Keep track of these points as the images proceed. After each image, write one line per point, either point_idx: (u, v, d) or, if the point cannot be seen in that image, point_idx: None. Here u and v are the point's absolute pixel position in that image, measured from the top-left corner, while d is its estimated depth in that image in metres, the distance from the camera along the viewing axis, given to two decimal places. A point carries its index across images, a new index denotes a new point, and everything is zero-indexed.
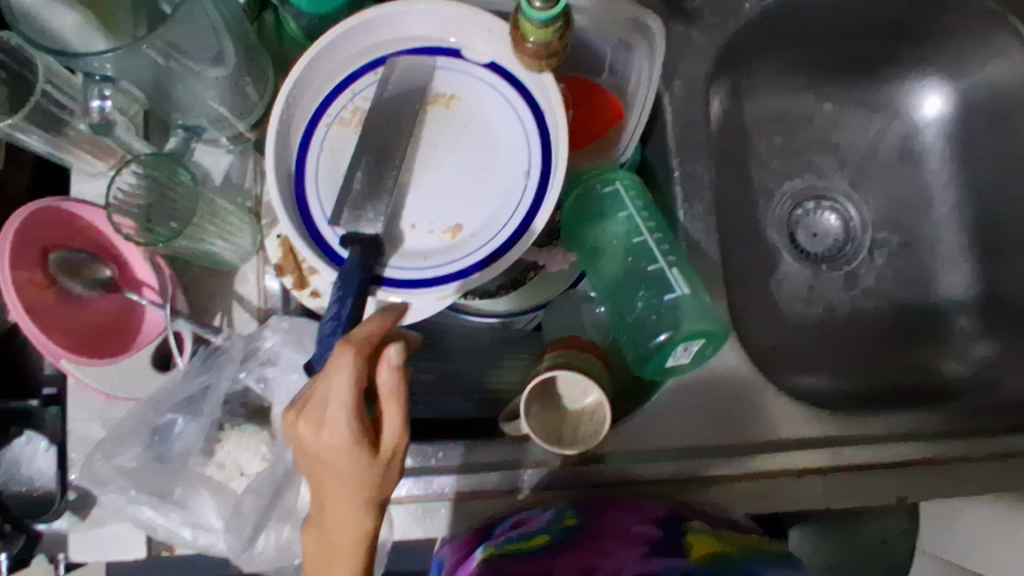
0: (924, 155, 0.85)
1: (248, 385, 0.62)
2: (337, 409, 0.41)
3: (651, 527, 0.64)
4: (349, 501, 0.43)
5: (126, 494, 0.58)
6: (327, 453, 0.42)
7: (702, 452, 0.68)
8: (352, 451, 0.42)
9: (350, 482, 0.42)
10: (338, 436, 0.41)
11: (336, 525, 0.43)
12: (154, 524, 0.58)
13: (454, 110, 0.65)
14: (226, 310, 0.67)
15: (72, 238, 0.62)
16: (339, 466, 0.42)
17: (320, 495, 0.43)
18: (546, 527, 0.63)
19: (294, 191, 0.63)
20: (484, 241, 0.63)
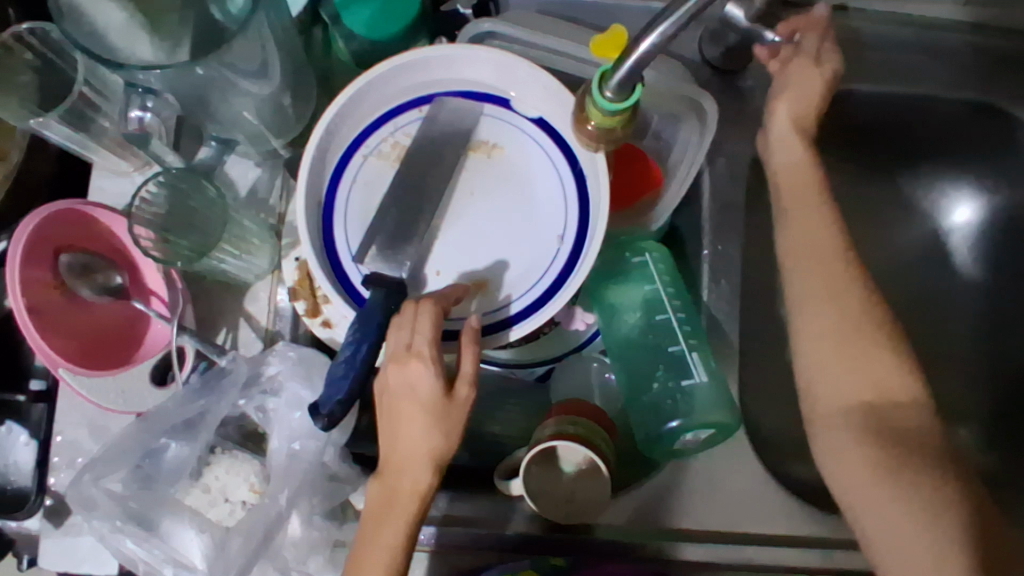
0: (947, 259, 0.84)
1: (247, 412, 0.61)
2: (422, 345, 0.53)
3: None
4: (423, 425, 0.54)
5: (110, 523, 0.55)
6: (412, 383, 0.53)
7: (696, 538, 0.66)
8: (432, 382, 0.53)
9: (425, 412, 0.53)
10: (423, 370, 0.53)
11: (412, 449, 0.54)
12: (136, 557, 0.55)
13: (495, 160, 0.64)
14: (233, 327, 0.65)
15: (89, 241, 0.59)
16: (420, 398, 0.53)
17: (395, 429, 0.54)
18: (533, 564, 0.65)
19: (322, 221, 0.62)
20: (509, 299, 0.62)
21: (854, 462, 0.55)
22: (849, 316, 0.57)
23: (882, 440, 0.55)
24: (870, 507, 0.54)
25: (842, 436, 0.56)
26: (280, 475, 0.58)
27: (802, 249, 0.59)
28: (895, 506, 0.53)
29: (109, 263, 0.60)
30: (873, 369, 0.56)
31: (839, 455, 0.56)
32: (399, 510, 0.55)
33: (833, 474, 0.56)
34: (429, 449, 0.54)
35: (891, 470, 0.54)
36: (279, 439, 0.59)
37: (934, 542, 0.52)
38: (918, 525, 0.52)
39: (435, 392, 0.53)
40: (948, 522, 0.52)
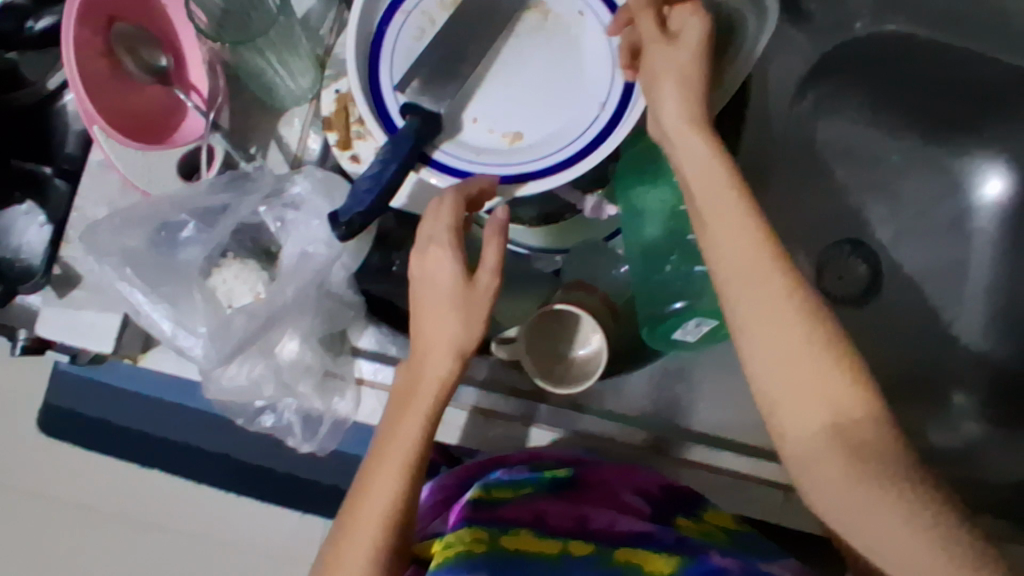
0: (973, 234, 0.84)
1: (265, 221, 0.61)
2: (442, 234, 0.53)
3: (640, 500, 0.63)
4: (442, 316, 0.53)
5: (120, 272, 0.57)
6: (432, 272, 0.53)
7: (687, 435, 0.67)
8: (452, 269, 0.53)
9: (447, 301, 0.53)
10: (444, 257, 0.53)
11: (433, 341, 0.53)
12: (140, 308, 0.57)
13: (550, 19, 0.63)
14: (263, 146, 0.66)
15: (141, 14, 0.60)
16: (440, 285, 0.53)
17: (419, 319, 0.54)
18: (534, 479, 0.61)
19: (369, 53, 0.62)
20: (539, 155, 0.62)
21: (770, 324, 0.47)
22: (712, 177, 0.50)
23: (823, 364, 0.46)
24: (779, 368, 0.47)
25: (761, 303, 0.47)
26: (288, 276, 0.57)
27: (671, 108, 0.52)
28: (810, 361, 0.46)
29: (156, 41, 0.61)
30: (727, 228, 0.49)
31: (767, 352, 0.47)
32: (418, 405, 0.54)
33: (760, 374, 0.48)
34: (448, 338, 0.53)
35: (832, 408, 0.46)
36: (293, 245, 0.59)
37: (828, 382, 0.46)
38: (812, 352, 0.46)
39: (457, 278, 0.52)
40: (855, 369, 0.46)
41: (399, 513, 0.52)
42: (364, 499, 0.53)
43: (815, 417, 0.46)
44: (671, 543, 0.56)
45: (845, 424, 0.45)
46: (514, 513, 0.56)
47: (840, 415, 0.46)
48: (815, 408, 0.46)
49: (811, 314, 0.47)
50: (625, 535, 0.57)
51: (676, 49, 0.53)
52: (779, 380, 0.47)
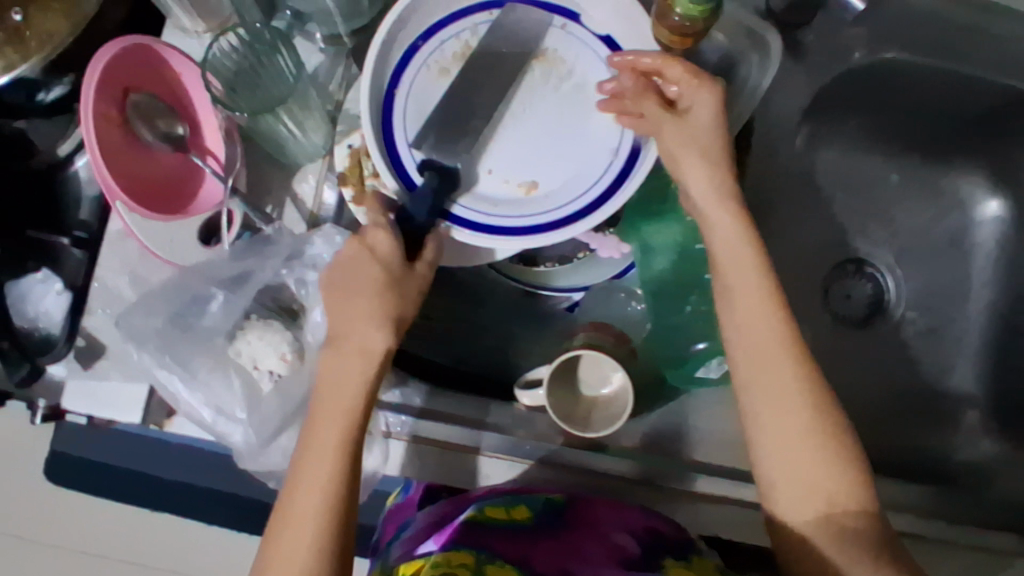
0: (973, 252, 0.86)
1: (287, 282, 0.61)
2: (373, 227, 0.57)
3: (629, 539, 0.63)
4: (369, 297, 0.56)
5: (157, 358, 0.58)
6: (361, 259, 0.56)
7: (699, 467, 0.67)
8: (384, 253, 0.56)
9: (376, 281, 0.56)
10: (376, 242, 0.56)
11: (364, 324, 0.56)
12: (178, 395, 0.58)
13: (558, 69, 0.64)
14: (278, 204, 0.66)
15: (156, 83, 0.60)
16: (379, 268, 0.56)
17: (341, 302, 0.56)
18: (532, 500, 0.65)
19: (383, 111, 0.63)
20: (556, 204, 0.63)
21: (778, 405, 0.55)
22: (741, 271, 0.57)
23: (825, 449, 0.54)
24: (782, 441, 0.54)
25: (776, 388, 0.55)
26: (316, 347, 0.58)
27: (705, 192, 0.58)
28: (811, 446, 0.54)
29: (172, 111, 0.61)
30: (754, 322, 0.56)
31: (776, 430, 0.55)
32: (348, 389, 0.55)
33: (768, 444, 0.55)
34: (382, 318, 0.56)
35: (823, 495, 0.53)
36: (318, 308, 0.59)
37: (824, 469, 0.54)
38: (811, 435, 0.54)
39: (389, 263, 0.56)
40: (847, 462, 0.54)
41: (337, 504, 0.53)
42: (298, 492, 0.54)
43: (810, 502, 0.54)
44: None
45: (837, 515, 0.53)
46: (501, 546, 0.61)
47: (832, 502, 0.53)
48: (812, 491, 0.54)
49: (819, 409, 0.55)
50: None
51: (697, 132, 0.59)
52: (783, 457, 0.54)
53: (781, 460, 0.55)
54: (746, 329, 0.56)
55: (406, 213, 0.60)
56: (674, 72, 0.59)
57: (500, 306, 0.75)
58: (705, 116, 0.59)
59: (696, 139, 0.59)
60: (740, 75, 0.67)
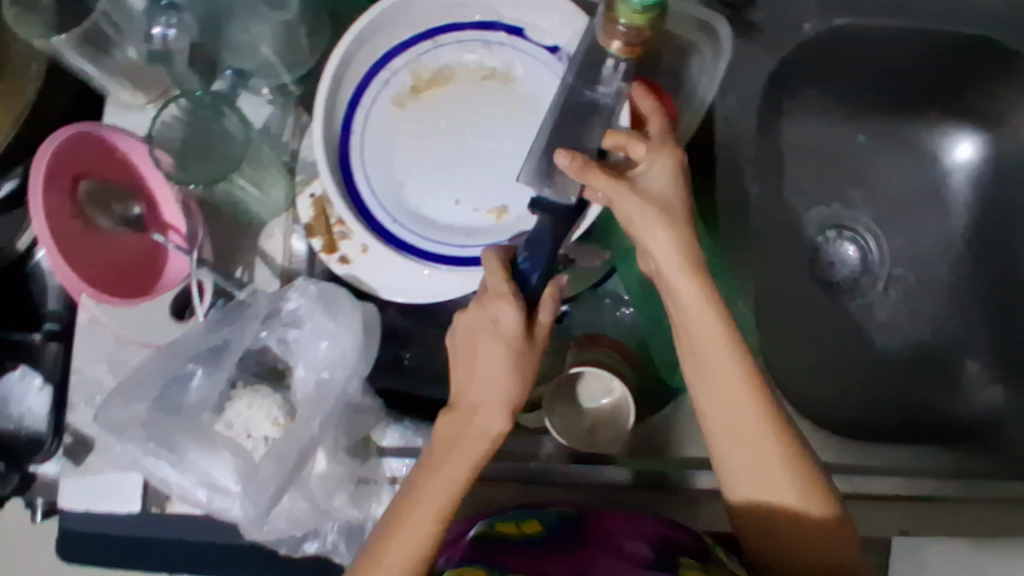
0: (950, 201, 0.85)
1: (268, 345, 0.60)
2: (499, 285, 0.52)
3: (644, 546, 0.59)
4: (495, 365, 0.52)
5: (142, 446, 0.56)
6: (490, 324, 0.52)
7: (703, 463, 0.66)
8: (512, 321, 0.51)
9: (505, 351, 0.52)
10: (504, 307, 0.52)
11: (487, 393, 0.52)
12: (170, 479, 0.56)
13: (511, 87, 0.64)
14: (248, 265, 0.64)
15: (105, 167, 0.59)
16: (502, 339, 0.52)
17: (468, 366, 0.53)
18: (541, 513, 0.63)
19: (340, 157, 0.62)
20: (528, 224, 0.61)
21: (755, 466, 0.54)
22: (705, 329, 0.52)
23: (804, 502, 0.53)
24: (741, 471, 0.54)
25: (736, 423, 0.53)
26: (308, 407, 0.57)
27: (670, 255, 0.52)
28: (789, 500, 0.53)
29: (127, 193, 0.59)
30: (717, 367, 0.53)
31: (752, 487, 0.54)
32: (462, 456, 0.52)
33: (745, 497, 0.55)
34: (504, 401, 0.52)
35: (803, 542, 0.54)
36: (305, 369, 0.58)
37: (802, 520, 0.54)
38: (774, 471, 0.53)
39: (518, 331, 0.52)
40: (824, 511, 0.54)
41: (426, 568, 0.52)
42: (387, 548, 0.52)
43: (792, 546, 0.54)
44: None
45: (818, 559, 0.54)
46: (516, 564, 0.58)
47: (810, 550, 0.54)
48: (792, 538, 0.54)
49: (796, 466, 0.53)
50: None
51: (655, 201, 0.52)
52: (761, 509, 0.54)
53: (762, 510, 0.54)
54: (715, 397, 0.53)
55: (523, 276, 0.54)
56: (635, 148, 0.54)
57: None
58: (658, 182, 0.53)
59: (652, 211, 0.52)
60: (690, 74, 0.70)
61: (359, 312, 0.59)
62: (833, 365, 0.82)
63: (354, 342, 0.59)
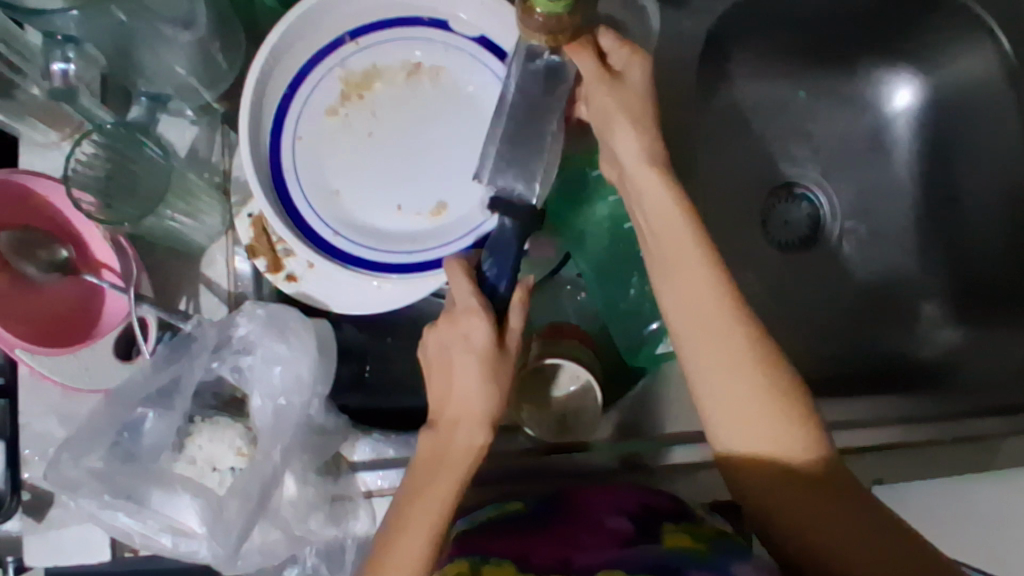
0: (893, 147, 0.86)
1: (222, 374, 0.59)
2: (467, 299, 0.53)
3: (624, 518, 0.57)
4: (471, 375, 0.52)
5: (99, 500, 0.53)
6: (463, 337, 0.52)
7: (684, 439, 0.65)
8: (486, 332, 0.52)
9: (478, 359, 0.52)
10: (477, 321, 0.52)
11: (465, 400, 0.52)
12: (132, 530, 0.54)
13: (440, 82, 0.62)
14: (193, 295, 0.63)
15: (25, 215, 0.57)
16: (471, 350, 0.52)
17: (446, 378, 0.53)
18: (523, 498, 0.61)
19: (273, 177, 0.60)
20: (474, 224, 0.60)
21: (723, 359, 0.50)
22: (674, 231, 0.51)
23: (781, 398, 0.49)
24: (725, 406, 0.50)
25: (716, 339, 0.50)
26: (269, 435, 0.56)
27: (633, 153, 0.53)
28: (762, 405, 0.49)
29: (51, 237, 0.58)
30: (693, 280, 0.50)
31: (720, 388, 0.50)
32: (448, 467, 0.51)
33: (718, 404, 0.50)
34: (479, 404, 0.51)
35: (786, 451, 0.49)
36: (262, 398, 0.57)
37: (782, 427, 0.49)
38: (765, 402, 0.49)
39: (490, 340, 0.52)
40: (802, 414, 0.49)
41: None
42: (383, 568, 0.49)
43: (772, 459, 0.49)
44: (646, 564, 0.51)
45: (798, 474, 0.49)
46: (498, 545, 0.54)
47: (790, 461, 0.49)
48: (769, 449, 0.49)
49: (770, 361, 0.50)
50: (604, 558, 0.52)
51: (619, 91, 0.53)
52: (735, 416, 0.50)
53: (734, 411, 0.50)
54: (677, 282, 0.51)
55: (488, 284, 0.54)
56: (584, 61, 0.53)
57: None
58: (634, 78, 0.54)
59: (605, 100, 0.53)
60: None
61: (311, 329, 0.58)
62: (795, 324, 0.82)
63: (311, 363, 0.58)
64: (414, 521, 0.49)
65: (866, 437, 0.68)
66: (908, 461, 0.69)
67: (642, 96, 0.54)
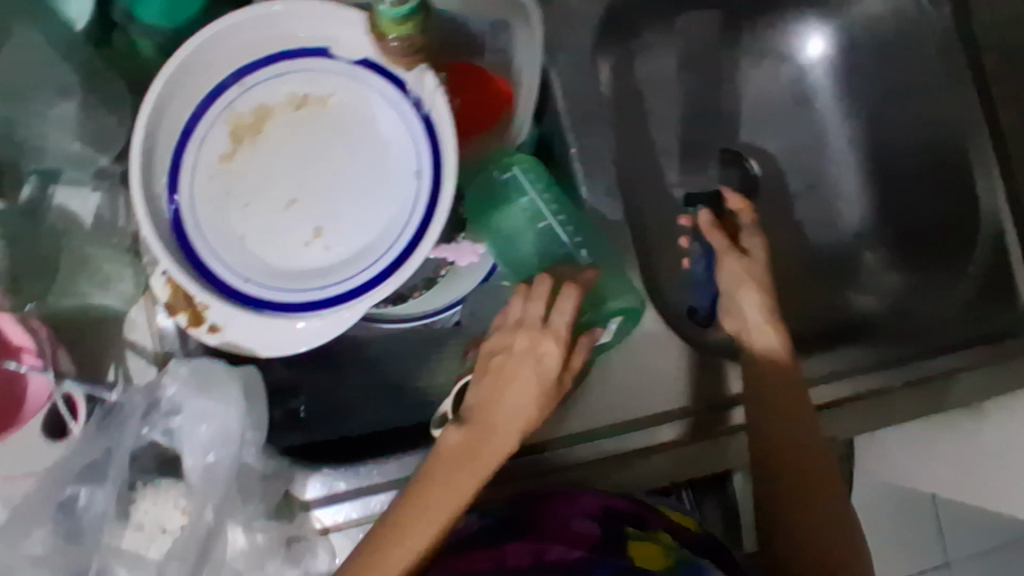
0: (816, 96, 0.84)
1: (154, 439, 0.58)
2: (558, 323, 0.59)
3: (589, 523, 0.64)
4: (530, 393, 0.57)
5: None
6: (538, 356, 0.58)
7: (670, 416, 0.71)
8: (556, 359, 0.58)
9: (540, 381, 0.58)
10: (555, 346, 0.58)
11: (513, 410, 0.57)
12: None
13: (329, 112, 0.62)
14: (120, 360, 0.63)
15: None
16: (542, 369, 0.58)
17: (498, 388, 0.58)
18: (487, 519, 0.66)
19: (174, 233, 0.59)
20: (382, 247, 0.60)
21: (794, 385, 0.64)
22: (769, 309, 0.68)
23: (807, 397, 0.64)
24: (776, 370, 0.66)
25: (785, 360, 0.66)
26: (207, 489, 0.57)
27: (757, 312, 0.68)
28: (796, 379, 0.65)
29: None
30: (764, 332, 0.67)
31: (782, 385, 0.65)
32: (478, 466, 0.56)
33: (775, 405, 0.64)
34: (525, 418, 0.57)
35: (791, 444, 0.63)
36: (192, 457, 0.57)
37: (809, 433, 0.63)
38: (790, 376, 0.65)
39: (555, 368, 0.58)
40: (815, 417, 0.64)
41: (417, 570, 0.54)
42: (390, 546, 0.54)
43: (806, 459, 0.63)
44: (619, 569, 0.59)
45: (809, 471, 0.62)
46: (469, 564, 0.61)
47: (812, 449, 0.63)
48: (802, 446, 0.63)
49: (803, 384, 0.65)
50: (574, 562, 0.60)
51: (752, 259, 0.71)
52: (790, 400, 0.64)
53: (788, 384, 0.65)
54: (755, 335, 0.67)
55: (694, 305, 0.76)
56: (717, 241, 0.73)
57: (386, 356, 0.71)
58: (756, 250, 0.72)
59: (756, 257, 0.71)
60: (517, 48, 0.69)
61: (237, 379, 0.58)
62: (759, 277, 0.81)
63: (239, 413, 0.58)
64: (429, 515, 0.54)
65: (828, 393, 0.68)
66: (867, 412, 0.70)
67: (764, 270, 0.71)
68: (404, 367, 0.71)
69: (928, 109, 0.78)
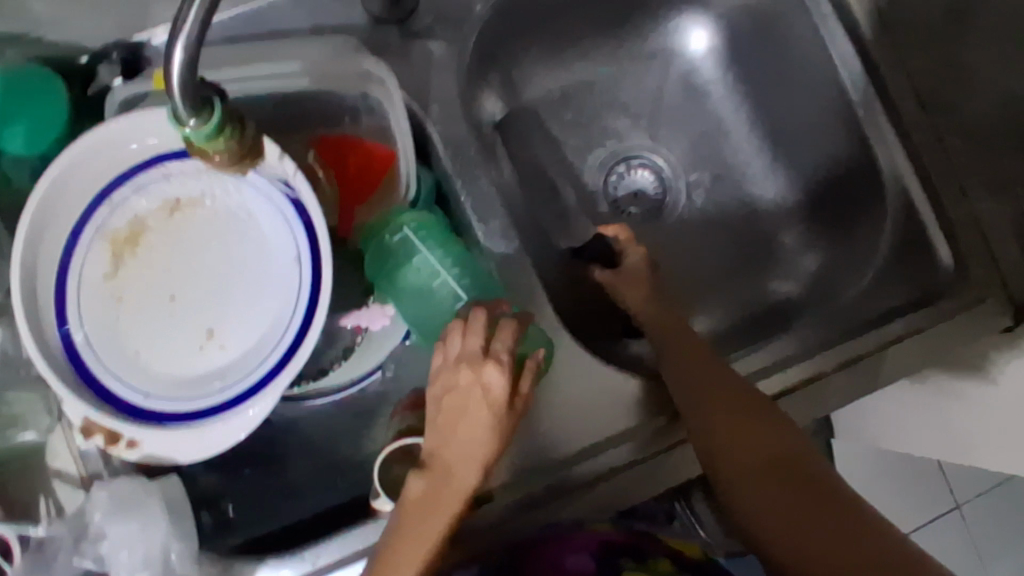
0: (706, 89, 0.89)
1: (87, 568, 0.59)
2: (500, 352, 0.56)
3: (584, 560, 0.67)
4: (482, 424, 0.55)
5: None
6: (482, 385, 0.55)
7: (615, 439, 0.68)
8: (502, 385, 0.56)
9: (491, 411, 0.55)
10: (499, 371, 0.56)
11: (467, 446, 0.55)
12: None
13: (202, 212, 0.62)
14: (48, 492, 0.63)
15: None
16: (490, 399, 0.55)
17: (448, 426, 0.55)
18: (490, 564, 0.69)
19: (70, 363, 0.59)
20: (275, 338, 0.60)
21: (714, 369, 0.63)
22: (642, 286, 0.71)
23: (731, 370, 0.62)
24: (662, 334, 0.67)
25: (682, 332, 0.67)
26: None
27: (639, 299, 0.70)
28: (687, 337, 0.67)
29: None
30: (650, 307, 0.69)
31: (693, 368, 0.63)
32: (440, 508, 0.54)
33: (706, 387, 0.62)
34: (481, 453, 0.55)
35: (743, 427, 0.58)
36: None
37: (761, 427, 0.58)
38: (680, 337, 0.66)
39: (503, 394, 0.56)
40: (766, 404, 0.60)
41: None
42: None
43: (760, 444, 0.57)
44: None
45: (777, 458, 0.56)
46: None
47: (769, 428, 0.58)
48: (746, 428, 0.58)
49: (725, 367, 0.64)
50: None
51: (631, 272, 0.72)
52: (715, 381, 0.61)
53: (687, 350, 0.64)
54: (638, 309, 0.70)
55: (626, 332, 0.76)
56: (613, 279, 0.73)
57: (316, 434, 0.71)
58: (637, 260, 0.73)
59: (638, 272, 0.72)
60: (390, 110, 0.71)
61: (158, 492, 0.59)
62: (685, 282, 0.83)
63: (164, 528, 0.58)
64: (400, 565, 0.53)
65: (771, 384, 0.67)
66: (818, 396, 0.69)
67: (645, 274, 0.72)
68: (336, 443, 0.71)
69: (803, 84, 0.81)
